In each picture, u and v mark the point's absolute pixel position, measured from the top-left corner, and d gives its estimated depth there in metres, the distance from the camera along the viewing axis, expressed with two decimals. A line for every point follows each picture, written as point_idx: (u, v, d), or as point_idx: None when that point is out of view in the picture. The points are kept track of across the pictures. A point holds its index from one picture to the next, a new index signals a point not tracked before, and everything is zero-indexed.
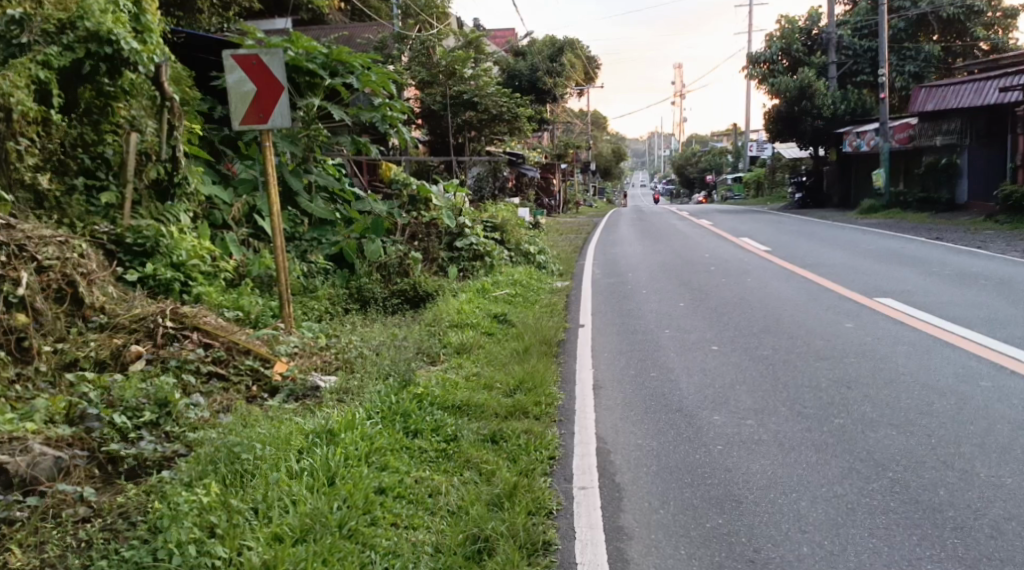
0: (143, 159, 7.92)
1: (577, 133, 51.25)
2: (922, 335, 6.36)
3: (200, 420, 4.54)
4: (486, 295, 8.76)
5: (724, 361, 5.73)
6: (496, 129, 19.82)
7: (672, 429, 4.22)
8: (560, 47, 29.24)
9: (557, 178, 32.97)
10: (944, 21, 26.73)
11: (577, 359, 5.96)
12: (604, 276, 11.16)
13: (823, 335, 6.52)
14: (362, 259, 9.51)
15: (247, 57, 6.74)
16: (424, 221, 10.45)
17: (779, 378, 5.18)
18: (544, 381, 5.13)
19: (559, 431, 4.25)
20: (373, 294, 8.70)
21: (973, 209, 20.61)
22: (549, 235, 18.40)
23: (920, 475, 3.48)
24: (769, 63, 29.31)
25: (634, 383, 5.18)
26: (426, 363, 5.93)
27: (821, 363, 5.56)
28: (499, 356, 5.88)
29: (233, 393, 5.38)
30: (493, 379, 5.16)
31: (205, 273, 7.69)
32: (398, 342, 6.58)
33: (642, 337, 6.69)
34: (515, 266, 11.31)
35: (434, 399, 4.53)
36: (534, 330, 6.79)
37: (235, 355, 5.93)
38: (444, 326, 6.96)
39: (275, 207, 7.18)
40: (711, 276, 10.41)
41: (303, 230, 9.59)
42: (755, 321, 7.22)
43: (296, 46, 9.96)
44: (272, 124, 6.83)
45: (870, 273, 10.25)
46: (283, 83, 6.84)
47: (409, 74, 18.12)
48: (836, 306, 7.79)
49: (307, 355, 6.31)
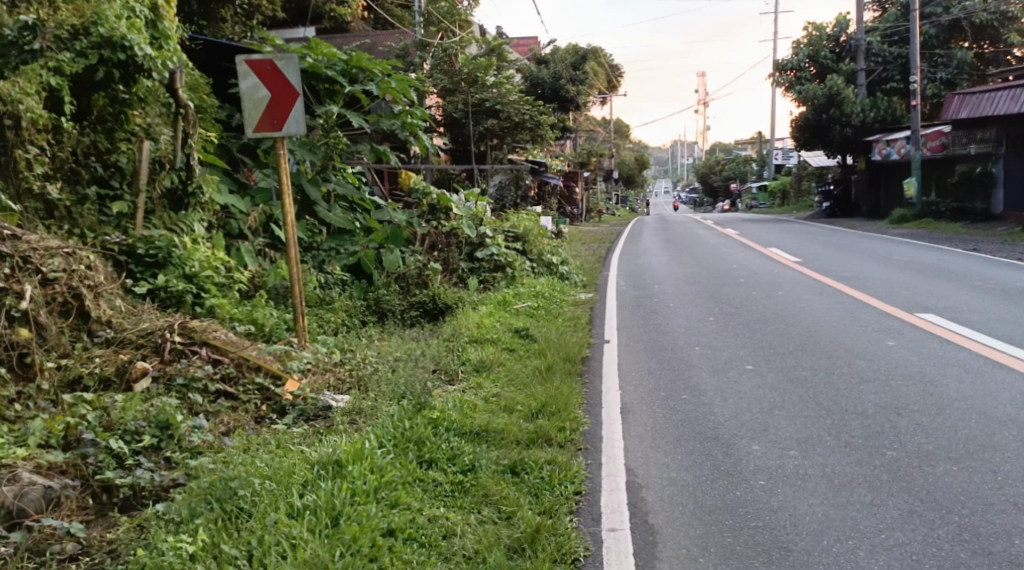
0: (156, 168, 7.74)
1: (599, 140, 50.89)
2: (972, 355, 6.03)
3: (204, 445, 4.29)
4: (507, 308, 8.47)
5: (759, 383, 5.40)
6: (518, 137, 19.67)
7: (707, 462, 3.91)
8: (583, 55, 29.03)
9: (580, 186, 32.68)
10: (978, 27, 26.13)
11: (602, 378, 5.65)
12: (630, 288, 10.84)
13: (864, 355, 6.18)
14: (380, 270, 9.28)
15: (261, 62, 6.51)
16: (444, 231, 10.16)
17: (821, 403, 4.85)
18: (568, 404, 4.82)
19: (585, 461, 3.94)
20: (391, 307, 8.49)
21: (1009, 219, 20.05)
22: (571, 244, 18.12)
23: (991, 521, 3.19)
24: (796, 70, 28.86)
25: (665, 407, 4.87)
26: (443, 382, 5.64)
27: (865, 386, 5.23)
28: (521, 376, 5.58)
29: (241, 414, 5.13)
30: (513, 402, 4.87)
31: (219, 284, 7.45)
32: (414, 359, 6.31)
33: (671, 355, 6.37)
34: (538, 277, 11.01)
35: (452, 424, 4.25)
36: (557, 347, 6.48)
37: (245, 372, 5.68)
38: (463, 342, 6.67)
39: (290, 217, 6.93)
40: (740, 289, 10.06)
41: (320, 240, 9.36)
42: (790, 339, 6.88)
43: (315, 53, 9.77)
44: (287, 131, 6.60)
45: (909, 287, 9.88)
46: (299, 90, 6.62)
47: (431, 81, 17.91)
48: (875, 323, 7.45)
49: (320, 372, 6.06)
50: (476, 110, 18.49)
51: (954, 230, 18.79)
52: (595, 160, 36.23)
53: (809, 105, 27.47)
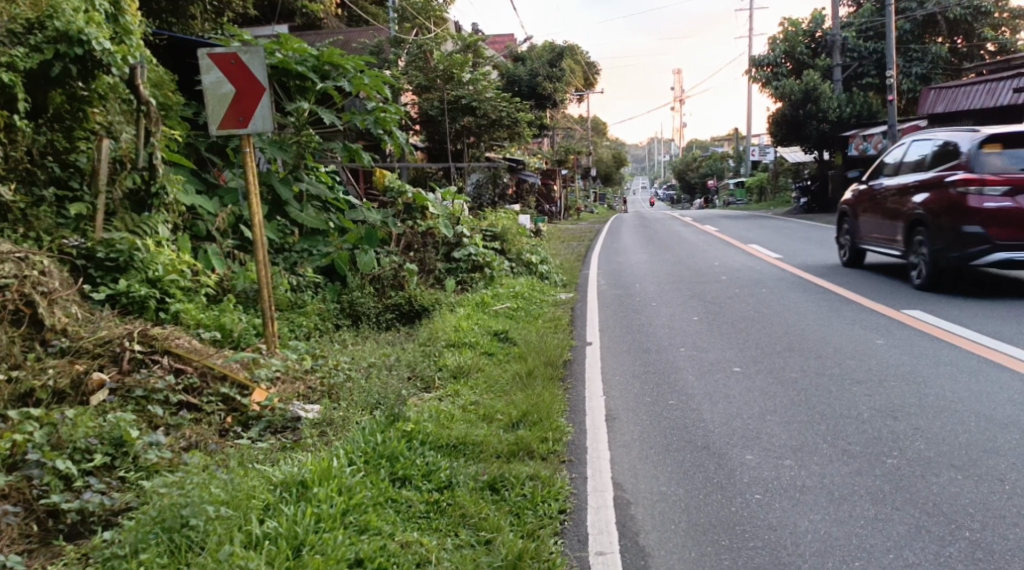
0: (117, 168, 7.42)
1: (577, 138, 50.72)
2: (964, 353, 5.87)
3: (163, 462, 4.04)
4: (486, 309, 8.23)
5: (748, 386, 5.18)
6: (496, 134, 19.43)
7: (699, 474, 3.68)
8: (560, 52, 28.84)
9: (558, 185, 32.47)
10: (951, 22, 26.25)
11: (586, 383, 5.41)
12: (611, 287, 10.63)
13: (853, 354, 6.00)
14: (354, 271, 8.99)
15: (224, 56, 6.20)
16: (420, 231, 9.92)
17: (814, 407, 4.64)
18: (550, 412, 4.58)
19: (570, 475, 3.71)
20: (366, 309, 8.23)
21: None
22: (550, 242, 17.89)
23: (1004, 536, 3.00)
24: (773, 67, 28.89)
25: (652, 414, 4.64)
26: (420, 390, 5.37)
27: (857, 388, 5.04)
28: (500, 383, 5.33)
29: (204, 427, 4.84)
30: (493, 412, 4.63)
31: (184, 289, 7.14)
32: (389, 365, 6.04)
33: (656, 357, 6.14)
34: (517, 277, 10.73)
35: (429, 437, 4.00)
36: (537, 350, 6.24)
37: (210, 382, 5.38)
38: (439, 346, 6.42)
39: (258, 217, 6.62)
40: (723, 287, 9.87)
41: (292, 241, 9.06)
42: (777, 338, 6.69)
43: (285, 48, 9.47)
44: (253, 128, 6.31)
45: (893, 283, 9.74)
46: (265, 84, 6.31)
47: (406, 79, 17.60)
48: (862, 320, 7.28)
49: (289, 381, 5.76)
50: (452, 107, 18.26)
51: None
52: (574, 158, 36.02)
53: (785, 101, 27.51)
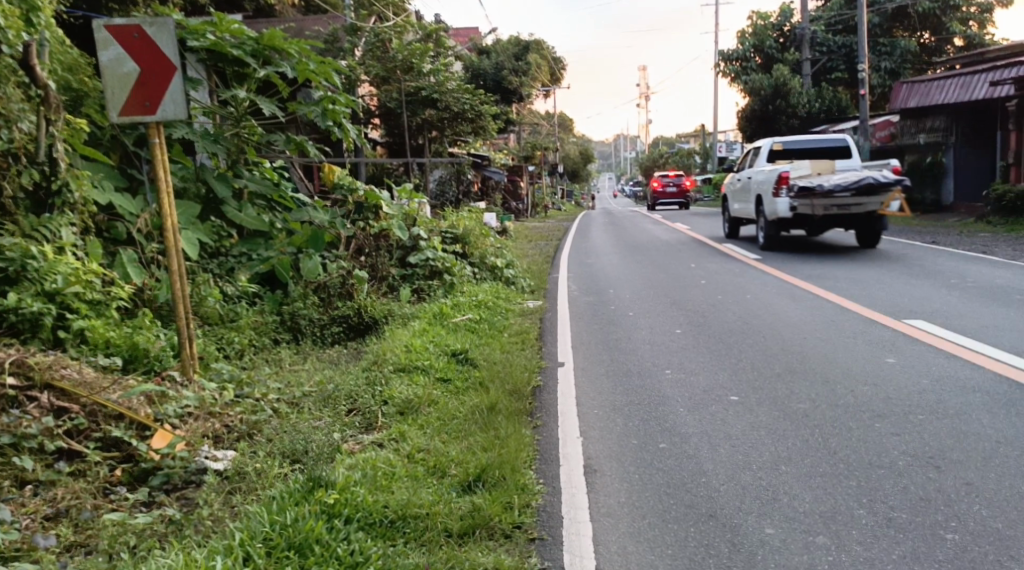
0: (9, 162, 6.30)
1: (543, 134, 49.66)
2: (990, 375, 5.08)
3: (10, 546, 3.11)
4: (445, 322, 7.31)
5: (751, 423, 4.32)
6: (459, 128, 18.53)
7: (709, 561, 2.88)
8: (526, 46, 28.18)
9: (525, 180, 31.63)
10: (920, 16, 25.82)
11: (559, 419, 4.53)
12: (582, 293, 9.78)
13: (867, 378, 5.15)
14: (297, 278, 8.02)
15: (126, 29, 5.24)
16: (372, 232, 8.98)
17: (836, 453, 3.79)
18: (516, 465, 3.67)
19: (540, 566, 2.88)
20: (308, 322, 7.31)
21: (957, 210, 19.25)
22: (517, 242, 17.04)
23: None
24: (742, 61, 28.40)
25: (641, 465, 3.76)
26: (358, 433, 4.41)
27: (881, 425, 4.19)
28: (454, 422, 4.41)
29: (81, 483, 3.88)
30: (445, 465, 3.74)
31: (92, 303, 6.14)
32: (325, 396, 5.10)
33: (638, 382, 5.28)
34: (480, 283, 9.75)
35: (359, 510, 3.09)
36: (500, 375, 5.34)
37: (100, 424, 4.41)
38: (386, 372, 5.48)
39: (171, 220, 5.61)
40: (704, 292, 9.09)
41: (229, 244, 8.03)
42: (773, 356, 5.86)
43: (220, 29, 8.34)
44: (162, 114, 5.32)
45: (886, 286, 8.96)
46: (176, 62, 5.34)
47: (364, 69, 16.56)
48: (864, 333, 6.50)
49: (204, 417, 4.77)
50: (411, 99, 17.32)
51: (906, 222, 18.17)
52: (541, 154, 35.18)
53: (756, 96, 27.13)
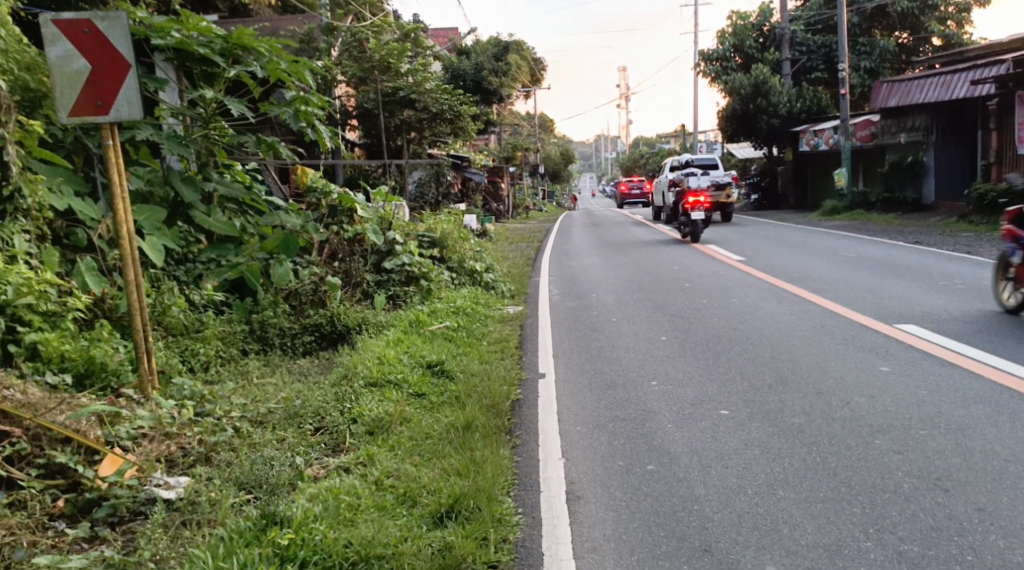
0: None
1: (524, 135, 49.51)
2: (990, 384, 4.84)
3: None
4: (420, 330, 7.01)
5: (744, 441, 4.04)
6: (438, 129, 18.23)
7: None
8: (505, 46, 27.92)
9: (506, 182, 31.44)
10: (898, 15, 25.78)
11: (540, 438, 4.24)
12: (563, 297, 9.51)
13: (863, 389, 4.88)
14: (267, 286, 7.64)
15: (74, 23, 4.83)
16: (345, 237, 8.64)
17: (837, 475, 3.52)
18: (492, 493, 3.38)
19: None
20: (279, 331, 6.99)
21: (940, 209, 19.14)
22: (497, 244, 16.80)
23: None
24: (721, 61, 28.27)
25: (628, 490, 3.48)
26: (322, 456, 4.10)
27: (882, 441, 3.92)
28: (427, 443, 4.11)
29: (18, 517, 3.53)
30: (417, 492, 3.44)
31: (46, 314, 5.76)
32: (292, 415, 4.77)
33: (622, 395, 5.01)
34: (458, 288, 9.46)
35: (317, 551, 2.84)
36: (477, 389, 5.04)
37: (44, 450, 4.03)
38: (357, 387, 5.17)
39: (125, 227, 5.24)
40: (689, 296, 8.86)
41: (197, 250, 7.69)
42: (763, 365, 5.60)
43: (186, 27, 7.83)
44: (116, 115, 4.89)
45: (874, 288, 8.75)
46: (130, 59, 4.93)
47: (340, 70, 16.23)
48: (855, 339, 6.26)
49: (159, 439, 4.42)
50: (389, 99, 16.99)
51: (888, 221, 18.04)
52: (521, 154, 34.88)
53: (733, 97, 26.43)
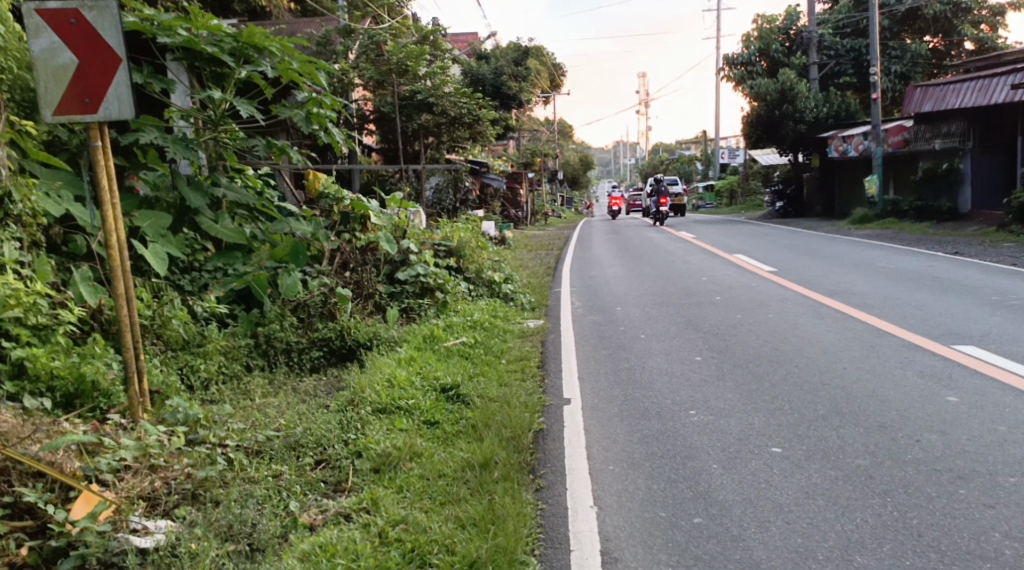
0: None
1: (544, 141, 48.85)
2: None
3: None
4: (436, 347, 6.58)
5: (805, 487, 3.54)
6: (457, 134, 17.80)
7: None
8: (526, 50, 27.45)
9: (524, 188, 30.90)
10: (929, 20, 25.08)
11: (569, 480, 3.75)
12: (585, 311, 8.99)
13: (931, 425, 4.35)
14: (274, 297, 7.13)
15: (60, 13, 4.32)
16: (358, 245, 8.20)
17: (921, 537, 3.02)
18: (514, 556, 2.95)
19: None
20: (286, 346, 6.55)
21: (976, 219, 18.45)
22: (515, 252, 16.35)
23: None
24: (746, 66, 27.59)
25: (675, 552, 3.01)
26: (322, 498, 3.67)
27: (967, 493, 3.39)
28: (441, 484, 3.64)
29: None
30: (428, 549, 2.99)
31: (34, 327, 5.31)
32: (292, 448, 4.29)
33: (657, 427, 4.51)
34: (476, 300, 8.99)
35: None
36: (497, 417, 4.56)
37: (13, 486, 3.55)
38: (365, 413, 4.70)
39: (113, 235, 4.75)
40: (719, 310, 8.34)
41: (203, 258, 7.23)
42: (808, 392, 5.10)
43: (194, 25, 7.28)
44: (105, 114, 4.40)
45: (919, 305, 8.21)
46: (120, 53, 4.42)
47: (357, 72, 15.80)
48: (909, 362, 5.74)
49: (144, 472, 3.93)
50: (406, 103, 16.60)
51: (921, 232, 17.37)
52: (540, 160, 34.38)
53: (760, 102, 25.89)
